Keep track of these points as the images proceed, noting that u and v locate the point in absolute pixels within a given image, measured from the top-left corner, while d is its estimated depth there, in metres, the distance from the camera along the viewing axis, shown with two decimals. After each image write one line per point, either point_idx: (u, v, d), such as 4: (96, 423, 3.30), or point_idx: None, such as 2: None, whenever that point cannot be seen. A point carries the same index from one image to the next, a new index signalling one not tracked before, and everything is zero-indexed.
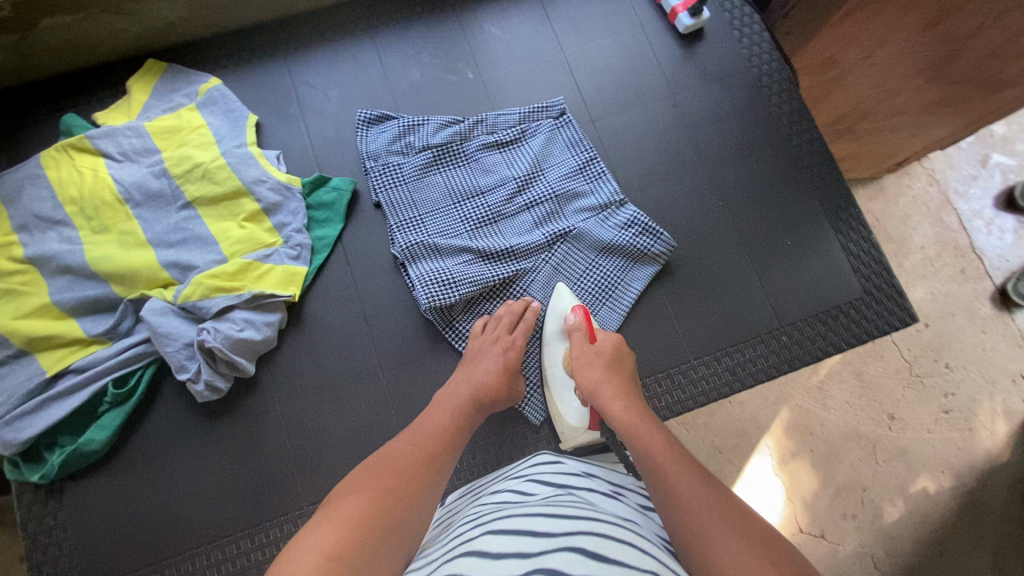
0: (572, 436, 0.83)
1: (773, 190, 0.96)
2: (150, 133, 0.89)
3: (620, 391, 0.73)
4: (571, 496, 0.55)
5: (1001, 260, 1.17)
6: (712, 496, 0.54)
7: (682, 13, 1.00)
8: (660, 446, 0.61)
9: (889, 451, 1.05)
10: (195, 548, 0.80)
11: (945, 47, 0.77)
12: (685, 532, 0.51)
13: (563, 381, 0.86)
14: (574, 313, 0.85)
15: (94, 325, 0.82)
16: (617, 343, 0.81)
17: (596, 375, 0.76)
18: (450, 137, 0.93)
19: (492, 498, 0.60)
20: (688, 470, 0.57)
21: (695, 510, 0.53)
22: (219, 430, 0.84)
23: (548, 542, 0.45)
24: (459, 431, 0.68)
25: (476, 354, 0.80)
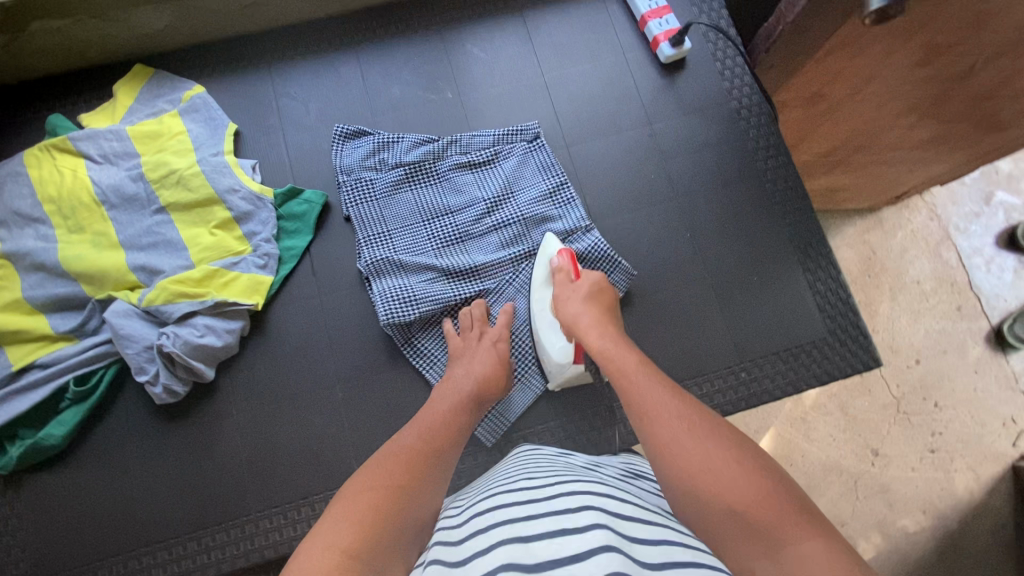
0: (559, 373, 0.87)
1: (744, 225, 0.96)
2: (131, 137, 0.92)
3: (598, 321, 0.76)
4: (562, 476, 0.61)
5: (999, 301, 1.28)
6: (683, 408, 0.58)
7: (664, 42, 1.01)
8: (633, 367, 0.66)
9: (870, 487, 1.17)
10: (142, 548, 0.81)
11: (938, 85, 0.82)
12: (657, 440, 0.56)
13: (548, 321, 0.86)
14: (559, 256, 0.86)
15: (62, 322, 0.85)
16: (598, 280, 0.82)
17: (576, 308, 0.78)
18: (422, 156, 0.94)
19: (494, 479, 0.68)
20: (660, 387, 0.62)
21: (664, 420, 0.57)
22: (174, 433, 0.85)
23: (521, 514, 0.53)
24: (459, 425, 0.69)
25: (466, 351, 0.81)
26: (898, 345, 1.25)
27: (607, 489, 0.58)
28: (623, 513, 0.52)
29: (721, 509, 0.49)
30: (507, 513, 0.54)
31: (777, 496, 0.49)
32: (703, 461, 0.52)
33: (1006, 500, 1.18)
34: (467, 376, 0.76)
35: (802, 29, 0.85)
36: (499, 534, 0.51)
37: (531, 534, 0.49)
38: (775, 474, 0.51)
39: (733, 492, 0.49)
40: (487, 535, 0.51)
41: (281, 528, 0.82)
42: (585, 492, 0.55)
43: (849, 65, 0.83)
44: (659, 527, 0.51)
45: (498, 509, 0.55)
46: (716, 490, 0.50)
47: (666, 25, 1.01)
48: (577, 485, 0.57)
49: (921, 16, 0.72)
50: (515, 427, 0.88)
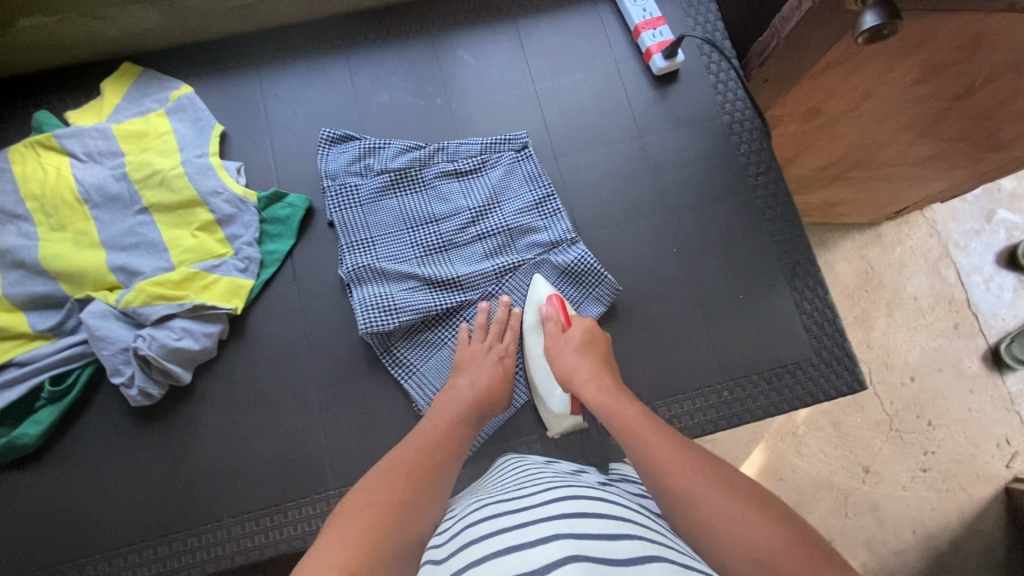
0: (557, 423, 0.85)
1: (732, 241, 0.95)
2: (116, 136, 0.91)
3: (595, 372, 0.76)
4: (543, 482, 0.62)
5: (996, 320, 1.27)
6: (694, 458, 0.59)
7: (657, 54, 1.00)
8: (638, 420, 0.67)
9: (859, 505, 1.17)
10: (113, 549, 0.81)
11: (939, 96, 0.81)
12: (671, 494, 0.57)
13: (544, 369, 0.86)
14: (548, 303, 0.86)
15: (41, 321, 0.84)
16: (590, 326, 0.82)
17: (570, 360, 0.78)
18: (408, 163, 0.94)
19: (484, 489, 0.69)
20: (666, 439, 0.63)
21: (677, 473, 0.58)
22: (150, 434, 0.85)
23: (495, 528, 0.53)
24: (459, 437, 0.71)
25: (472, 360, 0.82)
26: (893, 362, 1.26)
27: (582, 491, 0.58)
28: (594, 513, 0.52)
29: (747, 558, 0.49)
30: (483, 528, 0.54)
31: (800, 542, 0.49)
32: (723, 512, 0.53)
33: (997, 523, 1.17)
34: (468, 386, 0.78)
35: (797, 44, 0.84)
36: (475, 551, 0.51)
37: (502, 548, 0.49)
38: (792, 521, 0.51)
39: (757, 539, 0.50)
40: (463, 556, 0.51)
41: (252, 534, 0.81)
42: (557, 500, 0.55)
43: (844, 81, 0.82)
44: (628, 524, 0.52)
45: (476, 524, 0.56)
46: (741, 539, 0.50)
47: (659, 36, 1.00)
48: (551, 493, 0.57)
49: (917, 34, 0.71)
50: (492, 440, 0.87)
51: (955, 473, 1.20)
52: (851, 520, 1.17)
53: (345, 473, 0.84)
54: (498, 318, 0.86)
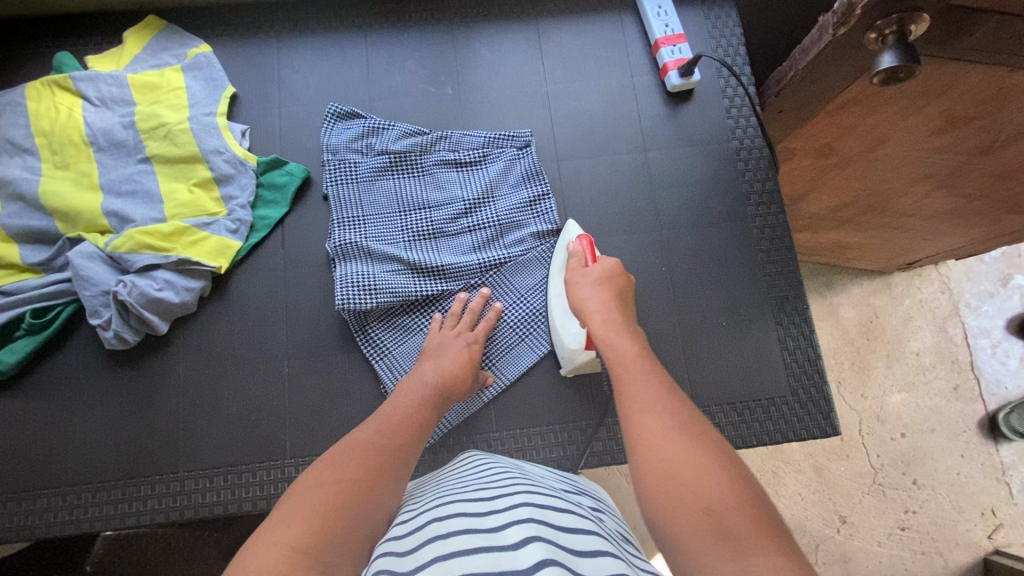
0: (572, 358, 0.85)
1: (724, 268, 0.94)
2: (130, 84, 0.93)
3: (603, 307, 0.75)
4: (511, 481, 0.61)
5: (998, 387, 1.24)
6: (674, 404, 0.57)
7: (673, 70, 0.99)
8: (632, 358, 0.66)
9: (830, 553, 1.15)
10: (70, 486, 0.82)
11: (954, 143, 0.80)
12: (641, 428, 0.55)
13: (563, 309, 0.87)
14: (577, 241, 0.86)
15: (31, 254, 0.86)
16: (612, 267, 0.80)
17: (584, 293, 0.78)
18: (409, 147, 0.95)
19: (444, 482, 0.66)
20: (654, 380, 0.61)
21: (653, 412, 0.56)
22: (121, 379, 0.86)
23: (463, 527, 0.51)
24: (427, 422, 0.70)
25: (436, 347, 0.82)
26: (885, 414, 1.23)
27: (554, 502, 0.57)
28: (568, 525, 0.51)
29: (696, 508, 0.47)
30: (449, 524, 0.52)
31: (754, 508, 0.46)
32: (684, 459, 0.50)
33: None
34: (432, 368, 0.77)
35: (814, 77, 0.81)
36: (440, 549, 0.48)
37: (470, 548, 0.47)
38: (753, 489, 0.48)
39: (709, 491, 0.48)
40: (423, 551, 0.49)
41: (205, 491, 0.82)
42: (529, 505, 0.54)
43: (861, 122, 0.81)
44: (599, 540, 0.51)
45: (443, 519, 0.53)
46: (693, 488, 0.48)
47: (678, 53, 1.00)
48: (522, 497, 0.56)
49: (941, 81, 0.70)
50: (454, 432, 0.86)
51: (933, 536, 1.17)
52: (820, 568, 1.15)
53: (306, 444, 0.85)
54: (472, 309, 0.87)
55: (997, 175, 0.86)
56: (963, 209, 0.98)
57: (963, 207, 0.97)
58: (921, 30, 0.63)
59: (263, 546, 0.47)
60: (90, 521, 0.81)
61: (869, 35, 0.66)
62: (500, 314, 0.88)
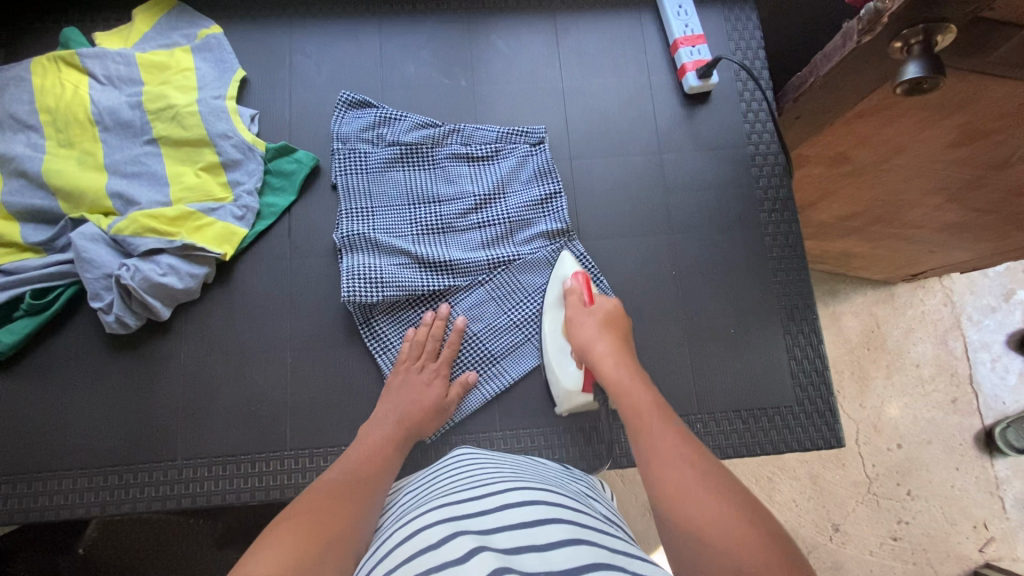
0: (568, 399, 0.83)
1: (735, 274, 0.92)
2: (138, 64, 0.91)
3: (613, 350, 0.76)
4: (500, 477, 0.61)
5: (996, 402, 1.24)
6: (692, 455, 0.57)
7: (691, 72, 0.97)
8: (647, 406, 0.66)
9: (821, 560, 1.15)
10: (65, 470, 0.81)
11: (973, 158, 0.80)
12: (661, 486, 0.55)
13: (558, 348, 0.85)
14: (573, 279, 0.86)
15: (33, 233, 0.84)
16: (612, 308, 0.82)
17: (590, 333, 0.79)
18: (421, 139, 0.94)
19: (428, 481, 0.66)
20: (670, 431, 0.61)
21: (672, 465, 0.56)
22: (120, 362, 0.85)
23: (455, 530, 0.49)
24: (390, 459, 0.72)
25: (399, 385, 0.81)
26: (882, 425, 1.23)
27: (538, 494, 0.56)
28: (558, 519, 0.51)
29: (726, 564, 0.47)
30: (435, 531, 0.50)
31: (786, 563, 0.46)
32: (710, 516, 0.50)
33: None
34: (394, 406, 0.78)
35: (833, 86, 0.80)
36: (433, 557, 0.46)
37: (464, 552, 0.45)
38: (782, 547, 0.48)
39: (740, 548, 0.47)
40: (413, 563, 0.47)
41: (203, 480, 0.81)
42: (520, 505, 0.53)
43: (878, 132, 0.80)
44: (579, 530, 0.50)
45: (432, 525, 0.51)
46: (723, 544, 0.48)
47: (697, 54, 0.98)
48: (514, 495, 0.55)
49: (958, 96, 0.69)
50: (455, 429, 0.86)
51: (925, 547, 1.17)
52: None
53: (305, 436, 0.84)
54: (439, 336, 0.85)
55: (1012, 192, 0.85)
56: (973, 224, 0.97)
57: (976, 222, 0.96)
58: (947, 41, 0.62)
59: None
60: (85, 506, 0.80)
61: (894, 44, 0.66)
62: (463, 330, 0.87)
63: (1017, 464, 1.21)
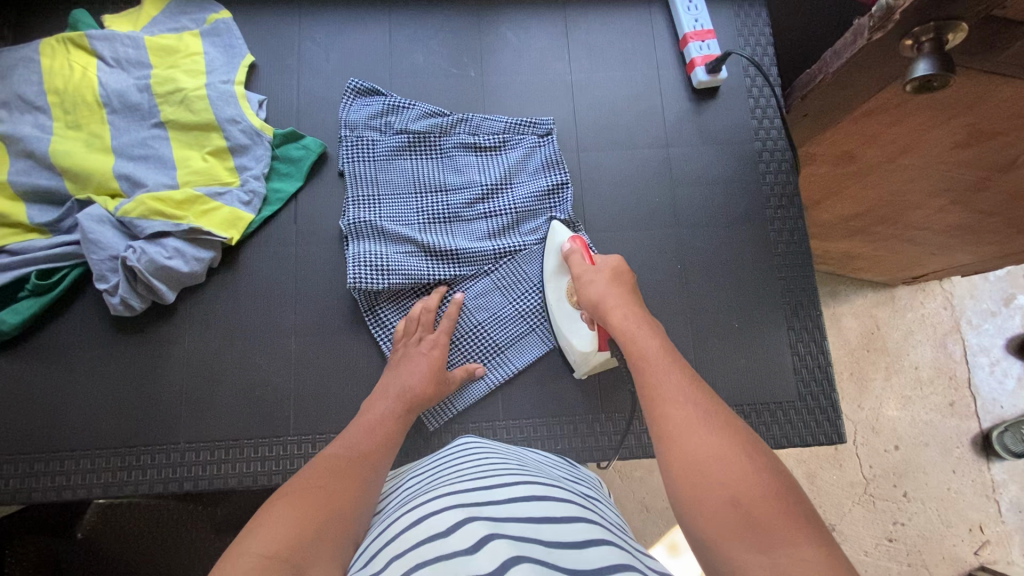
0: (586, 361, 0.83)
1: (740, 269, 0.93)
2: (147, 47, 0.91)
3: (625, 304, 0.74)
4: (506, 469, 0.61)
5: (994, 406, 1.24)
6: (696, 393, 0.57)
7: (700, 66, 0.97)
8: (655, 353, 0.65)
9: None
10: (68, 451, 0.81)
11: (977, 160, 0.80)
12: (664, 419, 0.56)
13: (566, 310, 0.84)
14: (571, 242, 0.83)
15: (39, 214, 0.84)
16: (617, 264, 0.79)
17: (600, 289, 0.76)
18: (429, 127, 0.93)
19: (433, 470, 0.65)
20: (676, 372, 0.61)
21: (677, 403, 0.56)
22: (124, 346, 0.85)
23: (463, 517, 0.49)
24: (391, 437, 0.71)
25: (399, 359, 0.81)
26: (880, 426, 1.23)
27: (545, 489, 0.56)
28: (566, 516, 0.51)
29: (723, 498, 0.47)
30: (445, 517, 0.50)
31: (783, 498, 0.46)
32: (711, 449, 0.51)
33: None
34: (397, 382, 0.78)
35: (842, 83, 0.80)
36: (440, 546, 0.47)
37: (473, 543, 0.45)
38: (782, 483, 0.48)
39: (737, 484, 0.48)
40: (424, 548, 0.47)
41: (206, 464, 0.81)
42: (527, 499, 0.53)
43: (886, 131, 0.80)
44: (591, 528, 0.50)
45: (439, 513, 0.51)
46: (722, 479, 0.48)
47: (706, 49, 0.98)
48: (522, 488, 0.55)
49: (969, 95, 0.69)
50: (458, 419, 0.86)
51: (920, 549, 1.17)
52: None
53: (308, 422, 0.84)
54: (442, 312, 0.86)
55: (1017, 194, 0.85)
56: (977, 227, 0.97)
57: (980, 225, 0.97)
58: (958, 39, 0.62)
59: (235, 557, 0.47)
60: (88, 488, 0.80)
61: (904, 41, 0.66)
62: (461, 305, 0.87)
63: (1014, 468, 1.21)
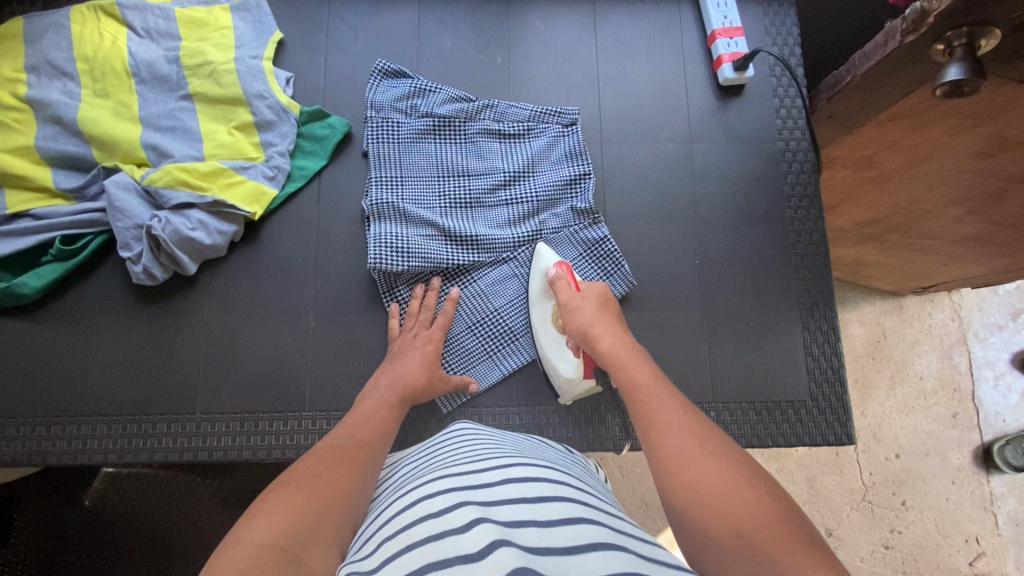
0: (571, 388, 0.83)
1: (757, 267, 0.93)
2: (177, 19, 0.91)
3: (614, 330, 0.76)
4: (500, 454, 0.61)
5: (996, 419, 1.24)
6: (690, 421, 0.58)
7: (727, 63, 0.97)
8: (646, 380, 0.66)
9: None
10: (84, 416, 0.82)
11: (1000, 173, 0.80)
12: (659, 449, 0.56)
13: (551, 337, 0.85)
14: (555, 268, 0.85)
15: (64, 180, 0.85)
16: (601, 290, 0.81)
17: (587, 317, 0.78)
18: (454, 112, 0.94)
19: (428, 454, 0.66)
20: (668, 399, 0.62)
21: (671, 433, 0.57)
22: (144, 315, 0.85)
23: (456, 501, 0.50)
24: (390, 426, 0.72)
25: (395, 352, 0.81)
26: (882, 434, 1.24)
27: (540, 472, 0.56)
28: (558, 497, 0.51)
29: (727, 531, 0.48)
30: (437, 500, 0.51)
31: (786, 526, 0.48)
32: (710, 478, 0.52)
33: None
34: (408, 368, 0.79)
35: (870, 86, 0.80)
36: (430, 526, 0.47)
37: (464, 522, 0.46)
38: (783, 506, 0.49)
39: (740, 514, 0.49)
40: (413, 529, 0.48)
41: (222, 435, 0.82)
42: (521, 480, 0.53)
43: (909, 137, 0.80)
44: (579, 508, 0.50)
45: (430, 498, 0.52)
46: (724, 510, 0.49)
47: (734, 47, 0.98)
48: (516, 470, 0.55)
49: (995, 103, 0.69)
50: (469, 404, 0.86)
51: (916, 557, 1.18)
52: None
53: (322, 400, 0.84)
54: (446, 312, 0.86)
55: None
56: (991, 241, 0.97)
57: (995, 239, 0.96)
58: (989, 46, 0.63)
59: (232, 546, 0.48)
60: (103, 453, 0.81)
61: (937, 45, 0.65)
62: (456, 304, 0.87)
63: (1013, 482, 1.21)
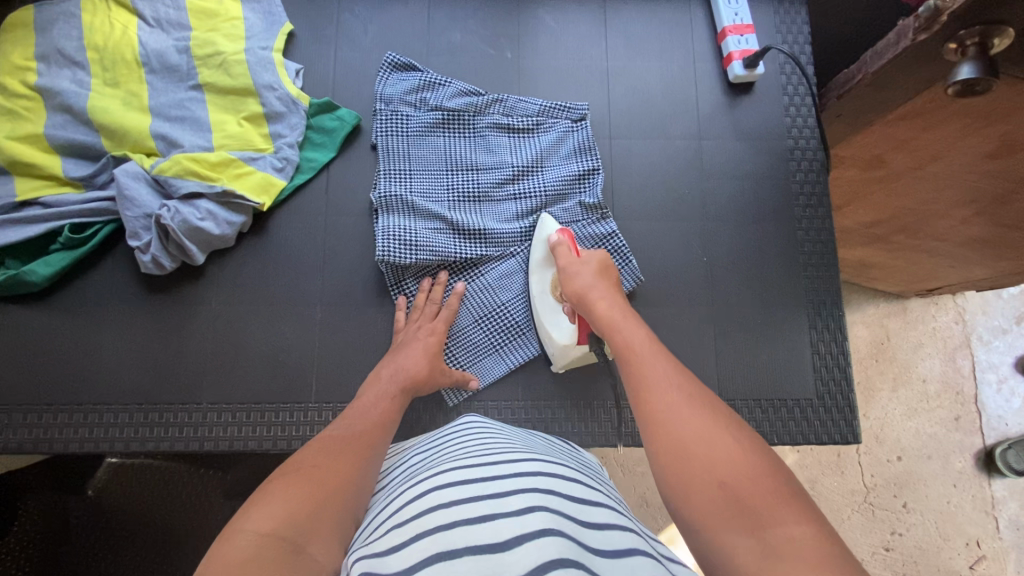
0: (564, 354, 0.84)
1: (763, 266, 0.93)
2: (188, 9, 0.91)
3: (609, 294, 0.74)
4: (513, 449, 0.60)
5: (999, 423, 1.24)
6: (681, 380, 0.58)
7: (737, 61, 0.97)
8: (638, 342, 0.65)
9: None
10: (91, 405, 0.82)
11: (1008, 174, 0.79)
12: (650, 409, 0.56)
13: (549, 303, 0.86)
14: (559, 234, 0.84)
15: (73, 168, 0.85)
16: (602, 257, 0.81)
17: (585, 281, 0.77)
18: (463, 106, 0.94)
19: (438, 447, 0.65)
20: (660, 358, 0.61)
21: (660, 393, 0.56)
22: (151, 305, 0.85)
23: (470, 495, 0.49)
24: (393, 420, 0.71)
25: (401, 343, 0.81)
26: (884, 436, 1.24)
27: (554, 469, 0.56)
28: (571, 494, 0.51)
29: (711, 484, 0.48)
30: (448, 491, 0.50)
31: (771, 479, 0.47)
32: (697, 435, 0.51)
33: None
34: (413, 361, 0.79)
35: (881, 85, 0.79)
36: (441, 516, 0.47)
37: (478, 515, 0.46)
38: (770, 463, 0.49)
39: (724, 467, 0.48)
40: (425, 519, 0.48)
41: (227, 425, 0.82)
42: (536, 475, 0.53)
43: (919, 136, 0.80)
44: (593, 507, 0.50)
45: (440, 488, 0.51)
46: (709, 465, 0.49)
47: (745, 44, 0.98)
48: (530, 465, 0.55)
49: (1005, 103, 0.69)
50: (473, 398, 0.86)
51: (916, 559, 1.18)
52: None
53: (327, 392, 0.84)
54: (451, 306, 0.86)
55: None
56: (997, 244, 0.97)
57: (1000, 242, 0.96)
58: (1004, 45, 0.62)
59: (231, 534, 0.48)
60: (110, 441, 0.80)
61: (949, 44, 0.65)
62: (461, 297, 0.87)
63: (1015, 486, 1.21)
